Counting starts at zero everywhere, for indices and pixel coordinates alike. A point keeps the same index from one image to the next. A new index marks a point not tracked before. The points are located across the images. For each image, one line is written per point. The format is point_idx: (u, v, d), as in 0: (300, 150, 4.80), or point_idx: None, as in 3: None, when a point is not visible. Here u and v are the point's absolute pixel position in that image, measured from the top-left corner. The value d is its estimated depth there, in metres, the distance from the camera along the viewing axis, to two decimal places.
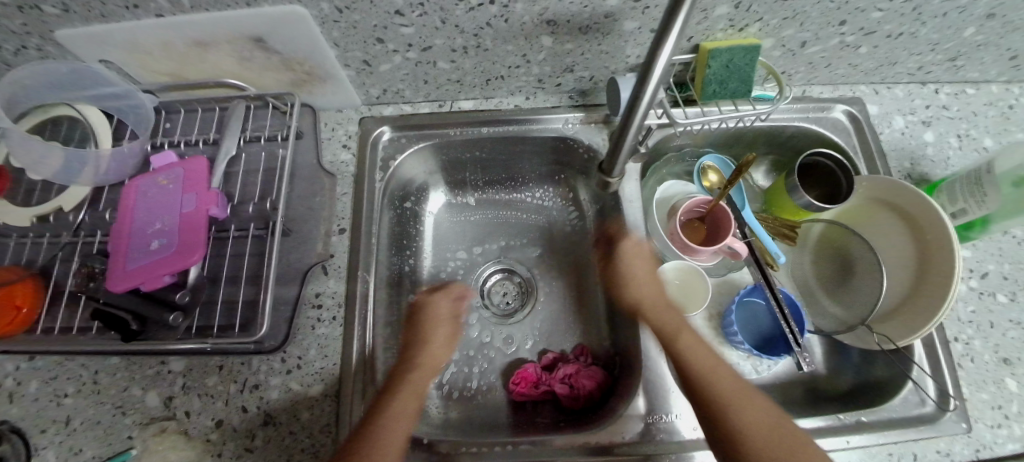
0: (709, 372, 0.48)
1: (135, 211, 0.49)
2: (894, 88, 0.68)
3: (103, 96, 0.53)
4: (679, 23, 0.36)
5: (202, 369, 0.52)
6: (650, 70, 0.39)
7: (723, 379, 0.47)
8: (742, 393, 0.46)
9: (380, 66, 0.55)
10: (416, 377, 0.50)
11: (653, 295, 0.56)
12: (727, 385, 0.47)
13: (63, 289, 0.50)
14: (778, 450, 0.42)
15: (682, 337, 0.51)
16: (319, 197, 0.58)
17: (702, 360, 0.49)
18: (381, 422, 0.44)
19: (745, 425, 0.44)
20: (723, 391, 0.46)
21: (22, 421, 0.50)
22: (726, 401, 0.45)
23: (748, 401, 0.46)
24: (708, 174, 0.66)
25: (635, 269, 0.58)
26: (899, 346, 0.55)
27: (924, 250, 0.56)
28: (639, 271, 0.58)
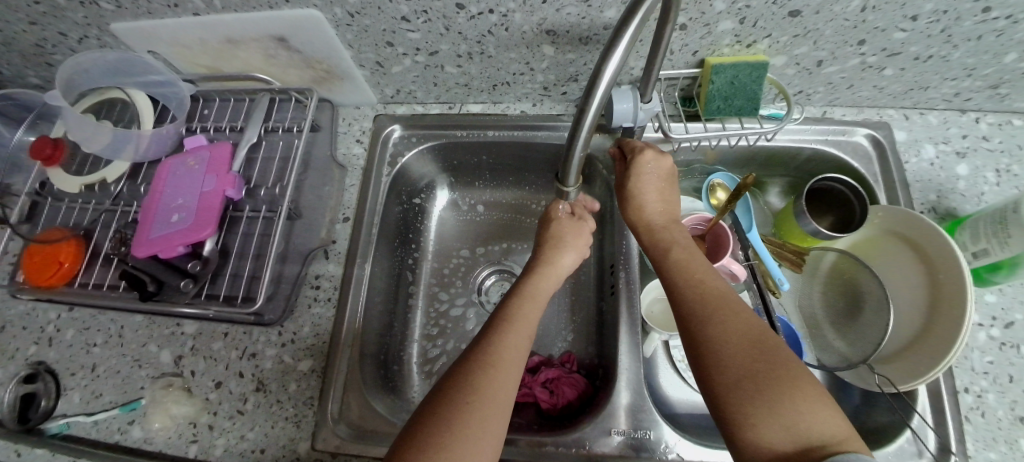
0: (693, 288, 0.43)
1: (165, 187, 0.55)
2: (927, 115, 0.64)
3: (150, 83, 0.60)
4: (634, 27, 0.32)
5: (209, 335, 0.57)
6: (596, 80, 0.34)
7: (709, 293, 0.42)
8: (729, 307, 0.41)
9: (392, 68, 0.58)
10: (526, 317, 0.46)
11: (657, 213, 0.53)
12: (712, 298, 0.42)
13: (99, 251, 0.58)
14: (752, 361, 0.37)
15: (672, 254, 0.48)
16: (329, 186, 0.62)
17: (689, 271, 0.45)
18: (489, 365, 0.41)
19: (725, 338, 0.38)
20: (704, 304, 0.41)
21: (56, 364, 0.58)
22: (705, 310, 0.41)
23: (739, 320, 0.39)
24: (715, 191, 0.64)
25: (647, 181, 0.53)
26: (900, 390, 0.51)
27: (937, 290, 0.53)
28: (648, 187, 0.53)
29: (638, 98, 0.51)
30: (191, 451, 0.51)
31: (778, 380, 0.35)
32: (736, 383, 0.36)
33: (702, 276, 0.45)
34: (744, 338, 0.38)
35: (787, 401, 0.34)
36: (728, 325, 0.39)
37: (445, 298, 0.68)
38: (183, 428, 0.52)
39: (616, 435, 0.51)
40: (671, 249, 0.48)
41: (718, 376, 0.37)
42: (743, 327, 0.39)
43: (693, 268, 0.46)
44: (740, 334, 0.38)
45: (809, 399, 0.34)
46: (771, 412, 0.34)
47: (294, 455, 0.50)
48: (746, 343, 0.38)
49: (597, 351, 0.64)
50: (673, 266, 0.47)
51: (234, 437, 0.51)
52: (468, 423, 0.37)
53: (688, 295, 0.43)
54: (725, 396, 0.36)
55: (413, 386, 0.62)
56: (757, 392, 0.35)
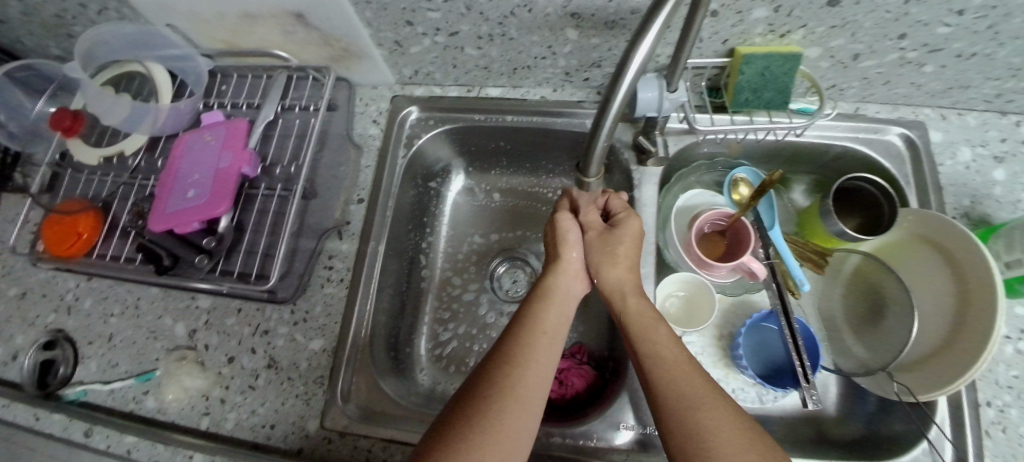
0: (668, 377, 0.40)
1: (181, 162, 0.55)
2: (966, 115, 0.61)
3: (169, 57, 0.59)
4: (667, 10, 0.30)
5: (222, 310, 0.57)
6: (623, 71, 0.32)
7: (684, 386, 0.39)
8: (706, 403, 0.38)
9: (410, 48, 0.56)
10: (551, 319, 0.46)
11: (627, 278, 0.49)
12: (688, 393, 0.39)
13: (117, 223, 0.58)
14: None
15: (642, 330, 0.45)
16: (344, 167, 0.61)
17: (664, 354, 0.42)
18: (515, 364, 0.41)
19: (706, 446, 0.36)
20: (680, 402, 0.39)
21: (75, 332, 0.60)
22: (682, 411, 0.38)
23: (717, 421, 0.37)
24: (738, 186, 0.62)
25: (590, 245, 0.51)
26: (918, 400, 0.50)
27: (965, 300, 0.50)
28: (596, 249, 0.51)
29: (664, 87, 0.49)
30: (204, 423, 0.52)
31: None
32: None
33: (679, 363, 0.42)
34: (727, 443, 0.36)
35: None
36: (707, 428, 0.37)
37: (457, 283, 0.68)
38: (196, 400, 0.53)
39: (625, 429, 0.51)
40: (638, 326, 0.45)
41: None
42: (721, 430, 0.37)
43: (667, 351, 0.42)
44: (722, 438, 0.36)
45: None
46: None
47: (303, 432, 0.51)
48: (729, 452, 0.36)
49: (608, 344, 0.63)
50: (648, 348, 0.43)
51: (246, 411, 0.52)
52: (497, 422, 0.38)
53: (663, 387, 0.40)
54: None
55: (422, 369, 0.62)
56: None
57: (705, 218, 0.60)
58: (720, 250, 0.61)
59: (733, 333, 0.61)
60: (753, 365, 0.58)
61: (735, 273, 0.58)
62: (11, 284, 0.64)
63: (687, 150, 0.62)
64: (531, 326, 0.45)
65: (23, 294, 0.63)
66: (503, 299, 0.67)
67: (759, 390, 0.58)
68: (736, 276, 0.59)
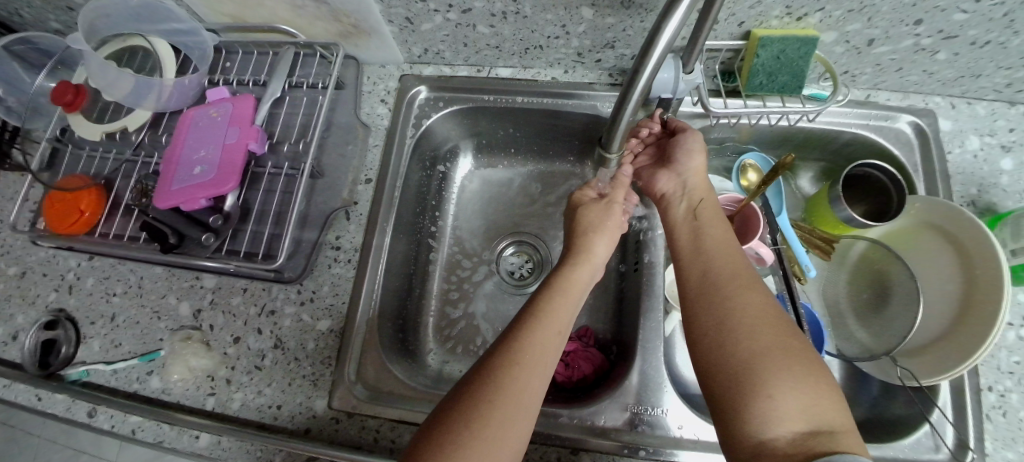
0: (724, 261, 0.44)
1: (187, 137, 0.54)
2: (975, 104, 0.61)
3: (173, 31, 0.58)
4: None
5: (228, 289, 0.56)
6: (647, 53, 0.32)
7: (731, 270, 0.43)
8: (749, 286, 0.41)
9: (421, 25, 0.55)
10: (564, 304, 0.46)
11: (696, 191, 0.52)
12: (736, 275, 0.42)
13: (120, 201, 0.57)
14: (775, 335, 0.38)
15: (704, 224, 0.48)
16: (352, 146, 0.60)
17: (717, 249, 0.45)
18: (529, 334, 0.42)
19: (744, 318, 0.39)
20: (727, 282, 0.42)
21: (77, 312, 0.59)
22: (729, 287, 0.41)
23: (758, 307, 0.40)
24: (747, 172, 0.63)
25: (687, 156, 0.53)
26: (921, 384, 0.51)
27: (972, 286, 0.51)
28: (691, 160, 0.53)
29: (681, 68, 0.49)
30: (209, 403, 0.52)
31: (791, 374, 0.36)
32: (752, 364, 0.37)
33: (731, 253, 0.45)
34: (765, 328, 0.38)
35: (793, 391, 0.35)
36: (751, 306, 0.40)
37: (466, 265, 0.68)
38: (201, 380, 0.53)
39: (629, 411, 0.50)
40: (702, 225, 0.48)
41: (728, 367, 0.37)
42: (761, 318, 0.39)
43: (721, 247, 0.46)
44: (761, 317, 0.39)
45: (816, 393, 0.35)
46: (784, 394, 0.35)
47: (310, 413, 0.50)
48: (765, 334, 0.38)
49: (614, 327, 0.63)
50: (705, 240, 0.47)
51: (252, 391, 0.52)
52: (515, 381, 0.39)
53: (713, 270, 0.43)
54: (744, 362, 0.37)
55: (429, 352, 0.62)
56: (766, 377, 0.36)
57: None
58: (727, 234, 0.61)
59: None
60: None
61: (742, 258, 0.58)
62: (10, 263, 0.63)
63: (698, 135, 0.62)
64: (557, 302, 0.46)
65: (22, 274, 0.62)
66: (513, 284, 0.67)
67: None
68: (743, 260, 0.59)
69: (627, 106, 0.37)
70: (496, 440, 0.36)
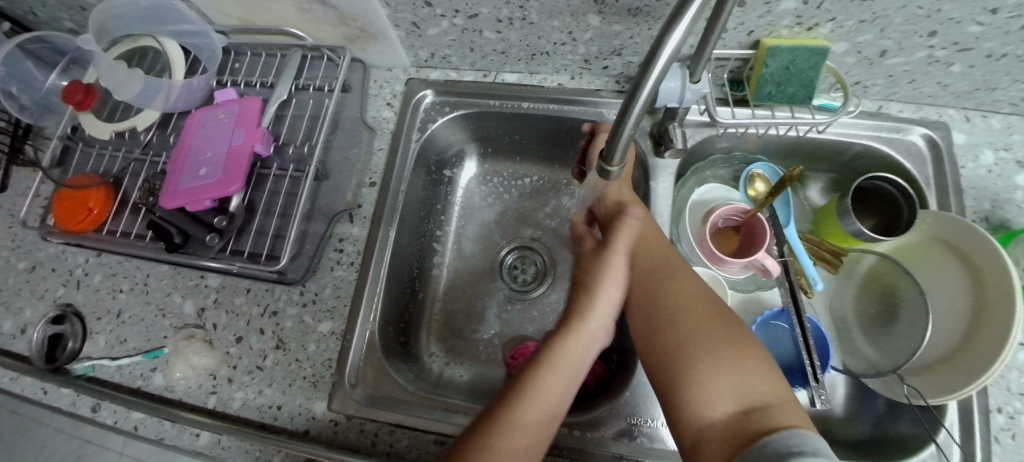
0: (653, 268, 0.50)
1: (194, 138, 0.54)
2: (990, 118, 0.60)
3: (183, 32, 0.59)
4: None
5: (232, 289, 0.57)
6: (652, 60, 0.30)
7: (660, 276, 0.49)
8: (673, 288, 0.48)
9: (427, 30, 0.55)
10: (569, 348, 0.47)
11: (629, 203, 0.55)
12: (663, 280, 0.48)
13: (128, 199, 0.58)
14: (700, 327, 0.44)
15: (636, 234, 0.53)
16: (357, 149, 0.60)
17: (646, 257, 0.51)
18: (529, 385, 0.44)
19: (673, 321, 0.45)
20: (658, 289, 0.48)
21: (84, 307, 0.60)
22: (659, 295, 0.48)
23: (685, 306, 0.46)
24: (754, 182, 0.61)
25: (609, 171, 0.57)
26: (929, 404, 0.50)
27: (982, 304, 0.50)
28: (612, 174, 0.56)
29: (687, 77, 0.49)
30: (210, 402, 0.52)
31: (717, 358, 0.42)
32: (684, 359, 0.43)
33: (659, 257, 0.51)
34: (694, 324, 0.44)
35: (719, 374, 0.41)
36: (679, 307, 0.46)
37: (468, 269, 0.68)
38: (203, 379, 0.53)
39: (630, 422, 0.50)
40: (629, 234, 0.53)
41: (671, 369, 0.43)
42: (687, 314, 0.45)
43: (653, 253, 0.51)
44: (688, 315, 0.45)
45: (742, 372, 0.41)
46: (711, 379, 0.41)
47: (310, 414, 0.51)
48: (692, 326, 0.44)
49: (617, 335, 0.62)
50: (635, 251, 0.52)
51: (253, 391, 0.52)
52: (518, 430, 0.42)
53: (645, 280, 0.50)
54: (677, 358, 0.43)
55: (430, 356, 0.62)
56: (696, 366, 0.42)
57: (721, 212, 0.59)
58: (733, 246, 0.60)
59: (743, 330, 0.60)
60: None
61: (749, 269, 0.57)
62: (20, 258, 0.64)
63: (705, 144, 0.62)
64: (562, 349, 0.47)
65: (32, 268, 0.63)
66: (515, 290, 0.67)
67: None
68: (749, 272, 0.58)
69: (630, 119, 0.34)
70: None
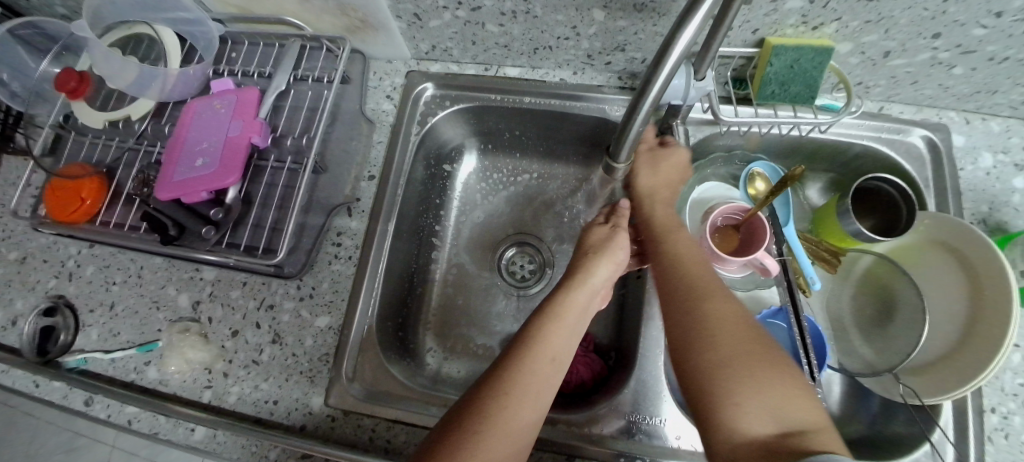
0: (687, 271, 0.44)
1: (189, 129, 0.53)
2: (989, 120, 0.60)
3: (179, 21, 0.57)
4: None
5: (227, 282, 0.56)
6: (662, 60, 0.31)
7: (693, 279, 0.43)
8: (709, 292, 0.42)
9: (429, 22, 0.55)
10: (558, 336, 0.44)
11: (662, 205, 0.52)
12: (696, 284, 0.43)
13: (122, 190, 0.57)
14: (738, 340, 0.39)
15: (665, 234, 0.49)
16: (356, 142, 0.60)
17: (676, 258, 0.46)
18: (520, 371, 0.41)
19: (708, 329, 0.40)
20: (690, 293, 0.42)
21: (76, 299, 0.59)
22: (693, 301, 0.42)
23: (721, 314, 0.40)
24: (754, 181, 0.61)
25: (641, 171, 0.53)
26: (924, 403, 0.50)
27: (979, 305, 0.50)
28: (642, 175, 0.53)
29: (693, 75, 0.48)
30: (205, 396, 0.52)
31: (755, 374, 0.37)
32: (716, 373, 0.38)
33: (691, 259, 0.45)
34: (732, 333, 0.39)
35: (757, 393, 0.37)
36: (713, 314, 0.40)
37: (467, 264, 0.67)
38: (198, 373, 0.53)
39: (628, 419, 0.50)
40: (658, 239, 0.49)
41: (703, 379, 0.38)
42: (723, 324, 0.40)
43: (686, 252, 0.46)
44: (724, 324, 0.40)
45: (782, 392, 0.37)
46: (750, 398, 0.36)
47: (307, 409, 0.50)
48: (727, 337, 0.39)
49: (615, 333, 0.62)
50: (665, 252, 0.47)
51: (249, 386, 0.52)
52: (505, 417, 0.38)
53: (676, 283, 0.44)
54: (711, 372, 0.38)
55: (427, 350, 0.62)
56: (733, 382, 0.37)
57: (721, 211, 0.59)
58: (733, 245, 0.59)
59: None
60: None
61: (747, 267, 0.57)
62: (11, 248, 0.63)
63: (706, 142, 0.62)
64: (554, 332, 0.44)
65: (23, 259, 0.62)
66: (514, 285, 0.67)
67: None
68: (748, 271, 0.58)
69: (637, 116, 0.36)
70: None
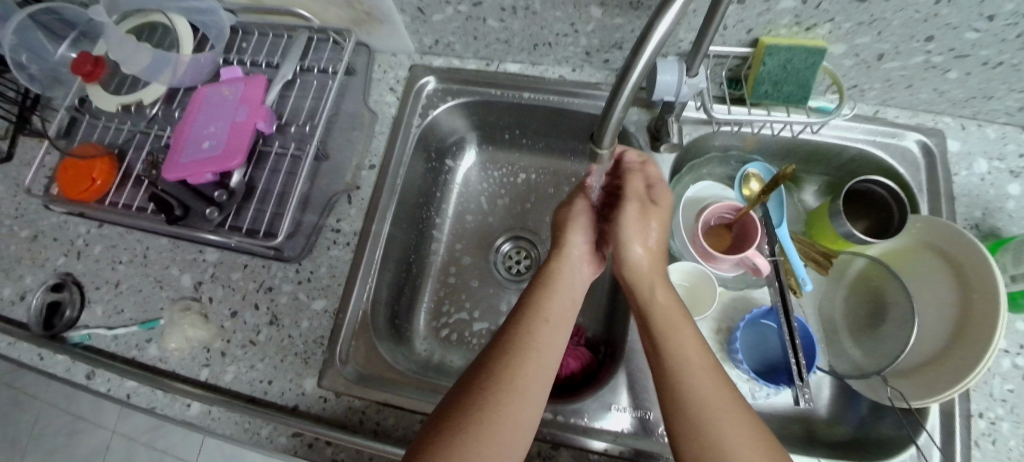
0: (697, 374, 0.39)
1: (197, 114, 0.55)
2: (985, 127, 0.61)
3: (192, 10, 0.60)
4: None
5: (229, 264, 0.58)
6: (639, 50, 0.30)
7: (705, 385, 0.39)
8: (727, 405, 0.38)
9: (432, 16, 0.56)
10: (555, 307, 0.46)
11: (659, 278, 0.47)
12: (710, 392, 0.38)
13: (131, 172, 0.59)
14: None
15: (663, 325, 0.43)
16: (359, 132, 0.61)
17: (686, 356, 0.41)
18: (516, 355, 0.41)
19: (718, 448, 0.36)
20: (702, 405, 0.38)
21: (83, 276, 0.61)
22: (703, 413, 0.37)
23: (735, 431, 0.36)
24: (749, 181, 0.62)
25: (631, 229, 0.48)
26: (910, 406, 0.50)
27: (968, 310, 0.50)
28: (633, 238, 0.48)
29: (685, 71, 0.49)
30: (203, 374, 0.53)
31: None
32: None
33: (699, 358, 0.41)
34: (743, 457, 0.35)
35: None
36: (725, 432, 0.36)
37: (464, 256, 0.68)
38: (197, 351, 0.54)
39: (615, 411, 0.51)
40: (660, 326, 0.43)
41: None
42: (737, 444, 0.36)
43: (688, 350, 0.41)
44: (737, 443, 0.36)
45: None
46: None
47: (300, 390, 0.51)
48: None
49: (607, 328, 0.63)
50: (671, 344, 0.42)
51: (245, 365, 0.53)
52: (495, 416, 0.38)
53: (686, 390, 0.39)
54: None
55: (420, 339, 0.63)
56: None
57: (714, 209, 0.60)
58: (726, 242, 0.61)
59: (732, 327, 0.60)
60: (749, 360, 0.57)
61: (740, 267, 0.58)
62: (23, 226, 0.65)
63: (701, 141, 0.62)
64: (545, 290, 0.47)
65: (34, 237, 0.64)
66: (509, 278, 0.67)
67: (753, 387, 0.57)
68: (739, 270, 0.59)
69: (614, 109, 0.35)
70: (510, 441, 0.37)
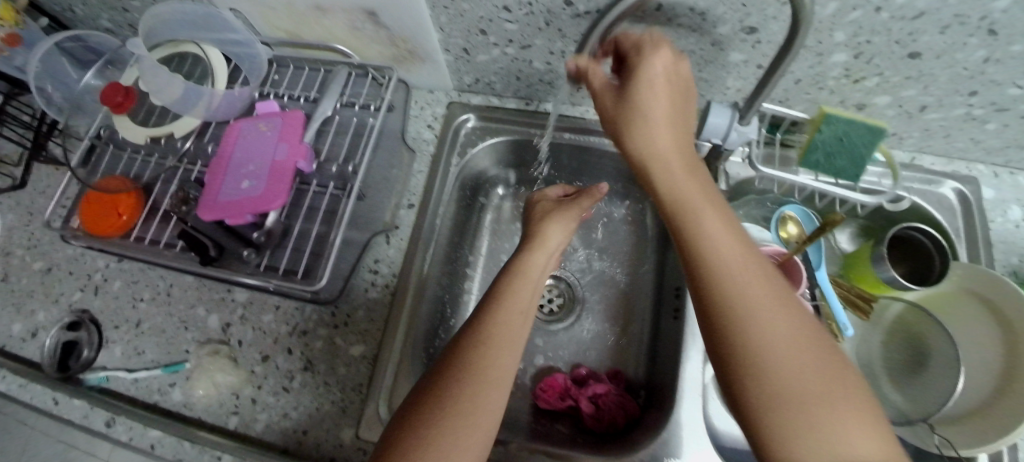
0: (724, 256, 0.37)
1: (234, 150, 0.54)
2: (1018, 175, 0.62)
3: (227, 41, 0.59)
4: None
5: (260, 305, 0.56)
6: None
7: (735, 263, 0.37)
8: (761, 279, 0.36)
9: (476, 56, 0.56)
10: (524, 291, 0.46)
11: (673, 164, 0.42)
12: (741, 268, 0.37)
13: (158, 206, 0.57)
14: (792, 342, 0.34)
15: (686, 210, 0.40)
16: (397, 169, 0.60)
17: (710, 240, 0.38)
18: (481, 346, 0.41)
19: (765, 336, 0.34)
20: (740, 282, 0.36)
21: (101, 314, 0.58)
22: (740, 290, 0.36)
23: (774, 304, 0.35)
24: (787, 224, 0.61)
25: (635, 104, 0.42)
26: (960, 454, 0.50)
27: (1013, 358, 0.50)
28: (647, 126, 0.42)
29: (737, 117, 0.49)
30: (231, 422, 0.51)
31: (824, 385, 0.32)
32: (776, 391, 0.33)
33: (727, 237, 0.38)
34: (785, 334, 0.34)
35: (828, 409, 0.32)
36: (766, 310, 0.35)
37: None
38: (225, 397, 0.52)
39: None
40: (682, 219, 0.40)
41: (752, 390, 0.33)
42: (781, 323, 0.34)
43: (713, 234, 0.38)
44: (778, 321, 0.35)
45: (847, 406, 0.32)
46: (815, 414, 0.32)
47: (337, 442, 0.49)
48: (787, 340, 0.34)
49: (648, 372, 0.61)
50: (698, 232, 0.39)
51: (277, 413, 0.50)
52: (460, 404, 0.37)
53: (721, 273, 0.37)
54: (758, 384, 0.33)
55: None
56: (795, 397, 0.32)
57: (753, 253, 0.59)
58: None
59: None
60: None
61: None
62: (36, 258, 0.62)
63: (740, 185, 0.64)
64: (520, 278, 0.47)
65: (48, 269, 0.61)
66: (543, 319, 0.68)
67: None
68: None
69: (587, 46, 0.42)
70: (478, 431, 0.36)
